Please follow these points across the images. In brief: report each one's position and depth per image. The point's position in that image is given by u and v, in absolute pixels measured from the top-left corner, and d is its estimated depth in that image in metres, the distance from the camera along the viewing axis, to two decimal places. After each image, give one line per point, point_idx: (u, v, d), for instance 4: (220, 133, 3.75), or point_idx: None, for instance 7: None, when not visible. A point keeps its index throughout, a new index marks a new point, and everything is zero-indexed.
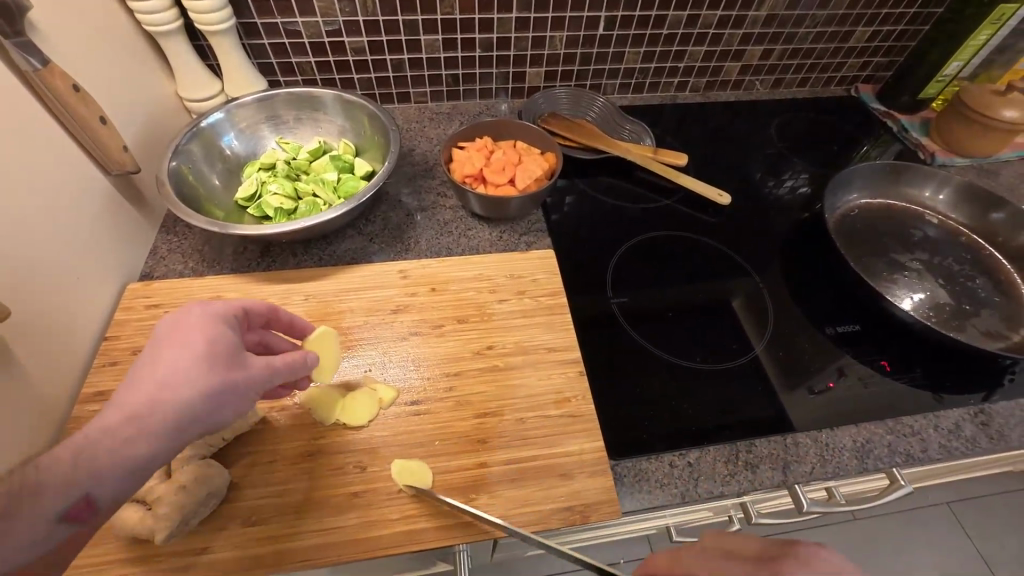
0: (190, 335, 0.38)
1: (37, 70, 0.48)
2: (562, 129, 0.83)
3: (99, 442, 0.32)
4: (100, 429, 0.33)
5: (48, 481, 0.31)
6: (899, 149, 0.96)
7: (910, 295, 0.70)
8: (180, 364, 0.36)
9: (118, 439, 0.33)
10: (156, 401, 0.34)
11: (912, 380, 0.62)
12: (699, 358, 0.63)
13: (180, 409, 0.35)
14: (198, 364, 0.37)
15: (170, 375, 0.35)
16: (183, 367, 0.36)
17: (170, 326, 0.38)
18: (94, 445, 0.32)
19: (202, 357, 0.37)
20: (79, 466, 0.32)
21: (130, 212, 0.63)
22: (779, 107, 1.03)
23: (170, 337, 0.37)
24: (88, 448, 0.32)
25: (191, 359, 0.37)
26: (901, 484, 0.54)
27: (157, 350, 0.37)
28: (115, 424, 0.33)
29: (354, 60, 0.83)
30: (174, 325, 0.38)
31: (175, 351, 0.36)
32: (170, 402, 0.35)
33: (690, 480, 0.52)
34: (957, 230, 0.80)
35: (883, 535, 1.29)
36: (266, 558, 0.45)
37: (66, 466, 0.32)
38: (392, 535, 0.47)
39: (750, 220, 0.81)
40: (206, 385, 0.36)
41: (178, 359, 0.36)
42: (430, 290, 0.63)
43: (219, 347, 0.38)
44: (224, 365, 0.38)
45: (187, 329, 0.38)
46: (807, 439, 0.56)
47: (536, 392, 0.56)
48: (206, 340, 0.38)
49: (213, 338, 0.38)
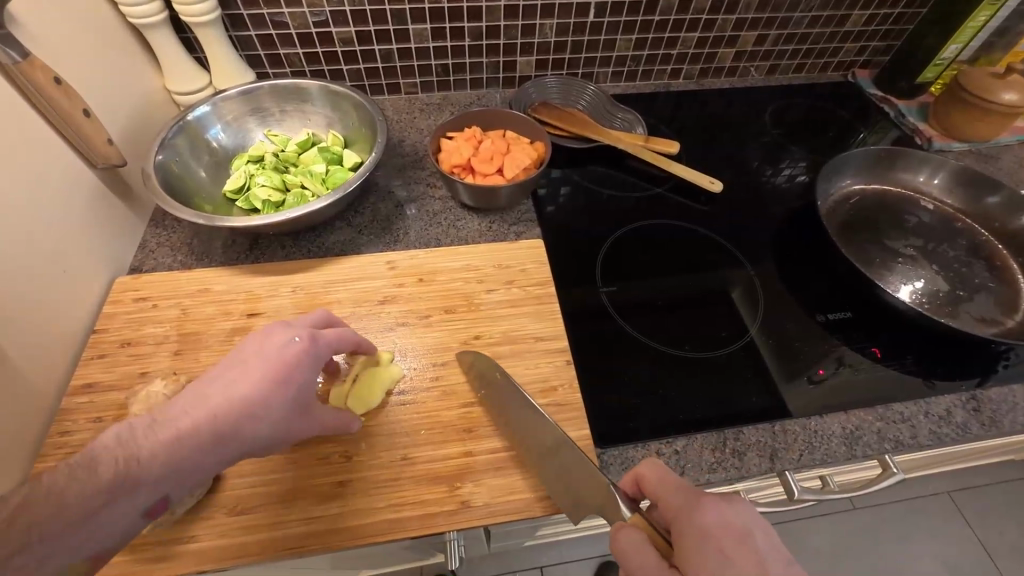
0: (292, 371, 0.40)
1: (17, 64, 0.47)
2: (553, 119, 0.82)
3: (189, 456, 0.35)
4: (195, 441, 0.35)
5: (141, 478, 0.33)
6: (896, 136, 0.95)
7: (903, 281, 0.70)
8: (274, 400, 0.38)
9: (203, 456, 0.35)
10: (244, 424, 0.37)
11: (903, 367, 0.61)
12: (688, 347, 0.62)
13: (260, 436, 0.38)
14: (285, 403, 0.39)
15: (262, 403, 0.38)
16: (274, 398, 0.38)
17: (275, 350, 0.40)
18: (184, 456, 0.34)
19: (292, 392, 0.39)
20: (168, 473, 0.34)
21: (119, 205, 0.63)
22: (775, 93, 1.02)
23: (274, 362, 0.39)
24: (184, 457, 0.34)
25: (283, 396, 0.39)
26: (893, 472, 0.54)
27: (257, 369, 0.39)
28: (207, 440, 0.35)
29: (343, 51, 0.82)
30: (280, 350, 0.40)
31: (274, 386, 0.38)
32: (251, 434, 0.37)
33: (677, 467, 0.52)
34: (953, 217, 0.79)
35: (883, 523, 1.29)
36: (252, 546, 0.45)
37: (159, 468, 0.34)
38: (378, 523, 0.47)
39: (742, 208, 0.81)
40: (283, 425, 0.39)
41: (272, 392, 0.38)
42: (418, 280, 0.63)
43: (305, 389, 0.41)
44: (302, 401, 0.41)
45: (290, 364, 0.40)
46: (795, 426, 0.56)
47: (522, 381, 0.56)
48: (300, 375, 0.40)
49: (305, 380, 0.41)
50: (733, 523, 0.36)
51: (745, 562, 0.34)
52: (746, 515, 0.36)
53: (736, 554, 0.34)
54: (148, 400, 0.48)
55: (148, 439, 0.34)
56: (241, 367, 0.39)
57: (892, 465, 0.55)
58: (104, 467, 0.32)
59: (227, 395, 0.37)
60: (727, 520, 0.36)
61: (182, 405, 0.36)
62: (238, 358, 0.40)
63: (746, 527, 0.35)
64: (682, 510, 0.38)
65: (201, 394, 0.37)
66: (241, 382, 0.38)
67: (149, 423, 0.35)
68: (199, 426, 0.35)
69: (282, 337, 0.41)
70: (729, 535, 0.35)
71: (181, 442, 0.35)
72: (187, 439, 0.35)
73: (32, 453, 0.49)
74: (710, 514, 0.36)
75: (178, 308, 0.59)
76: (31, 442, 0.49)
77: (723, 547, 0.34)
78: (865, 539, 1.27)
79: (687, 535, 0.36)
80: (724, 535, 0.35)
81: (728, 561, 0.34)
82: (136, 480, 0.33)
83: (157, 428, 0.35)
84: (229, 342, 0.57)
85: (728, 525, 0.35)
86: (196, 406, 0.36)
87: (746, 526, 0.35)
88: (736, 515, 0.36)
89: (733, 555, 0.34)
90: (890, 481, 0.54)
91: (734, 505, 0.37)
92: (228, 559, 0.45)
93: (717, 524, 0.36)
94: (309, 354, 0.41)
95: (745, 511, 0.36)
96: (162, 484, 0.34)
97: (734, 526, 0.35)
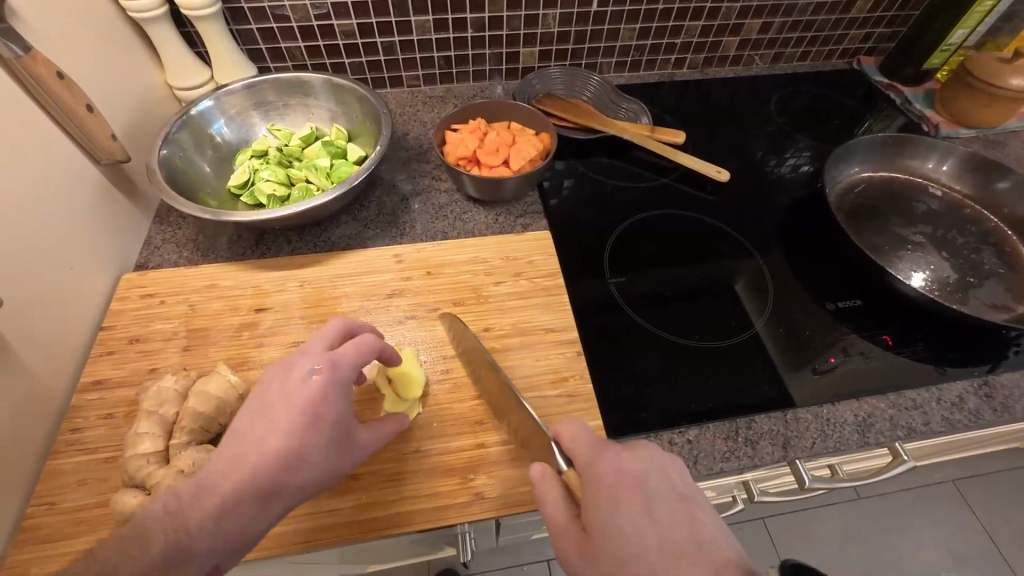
0: (317, 409, 0.40)
1: (19, 58, 0.47)
2: (558, 110, 0.81)
3: (235, 512, 0.36)
4: (235, 500, 0.36)
5: (195, 547, 0.35)
6: (903, 123, 0.94)
7: (912, 269, 0.69)
8: (305, 444, 0.39)
9: (249, 510, 0.37)
10: (283, 476, 0.38)
11: (914, 354, 0.61)
12: (698, 337, 0.62)
13: (301, 486, 0.39)
14: (319, 443, 0.40)
15: (296, 452, 0.39)
16: (308, 445, 0.39)
17: (297, 390, 0.40)
18: (230, 513, 0.36)
19: (325, 435, 0.40)
20: (217, 536, 0.36)
21: (123, 202, 0.63)
22: (780, 82, 1.01)
23: (300, 407, 0.39)
24: (227, 520, 0.36)
25: (316, 437, 0.40)
26: (904, 459, 0.54)
27: (285, 417, 0.39)
28: (248, 497, 0.37)
29: (344, 44, 0.81)
30: (302, 390, 0.40)
31: (303, 429, 0.39)
32: (292, 480, 0.38)
33: (690, 456, 0.52)
34: (962, 203, 0.78)
35: (889, 512, 1.29)
36: (267, 540, 0.45)
37: (207, 533, 0.35)
38: (392, 516, 0.47)
39: (749, 197, 0.80)
40: (325, 463, 0.40)
41: (305, 437, 0.39)
42: (425, 273, 0.63)
43: (337, 424, 0.41)
44: (338, 443, 0.41)
45: (317, 405, 0.40)
46: (807, 414, 0.56)
47: (533, 372, 0.55)
48: (329, 415, 0.40)
49: (334, 414, 0.41)
50: (628, 471, 0.35)
51: (633, 504, 0.33)
52: (644, 460, 0.36)
53: (625, 499, 0.34)
54: (158, 397, 0.47)
55: (197, 505, 0.36)
56: (269, 412, 0.40)
57: (903, 453, 0.54)
58: (155, 541, 0.35)
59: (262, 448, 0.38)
60: (621, 466, 0.36)
61: (220, 461, 0.38)
62: (266, 401, 0.40)
63: (642, 470, 0.35)
64: (582, 458, 0.38)
65: (236, 446, 0.39)
66: (272, 430, 0.39)
67: (194, 488, 0.37)
68: (238, 486, 0.37)
69: (301, 371, 0.41)
70: (622, 482, 0.35)
71: (225, 500, 0.36)
72: (230, 497, 0.36)
73: (44, 451, 0.49)
74: (604, 464, 0.36)
75: (186, 304, 0.59)
76: (43, 440, 0.49)
77: (615, 494, 0.34)
78: (871, 528, 1.27)
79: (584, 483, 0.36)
80: (616, 480, 0.35)
81: (617, 506, 0.34)
82: (188, 550, 0.35)
83: (202, 491, 0.37)
84: (238, 337, 0.56)
85: (622, 469, 0.35)
86: (231, 460, 0.38)
87: (640, 469, 0.35)
88: (632, 459, 0.36)
89: (623, 501, 0.34)
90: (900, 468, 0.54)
91: (630, 450, 0.37)
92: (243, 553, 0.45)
93: (611, 469, 0.36)
94: (329, 386, 0.41)
95: (643, 455, 0.36)
96: (216, 545, 0.36)
97: (630, 473, 0.35)
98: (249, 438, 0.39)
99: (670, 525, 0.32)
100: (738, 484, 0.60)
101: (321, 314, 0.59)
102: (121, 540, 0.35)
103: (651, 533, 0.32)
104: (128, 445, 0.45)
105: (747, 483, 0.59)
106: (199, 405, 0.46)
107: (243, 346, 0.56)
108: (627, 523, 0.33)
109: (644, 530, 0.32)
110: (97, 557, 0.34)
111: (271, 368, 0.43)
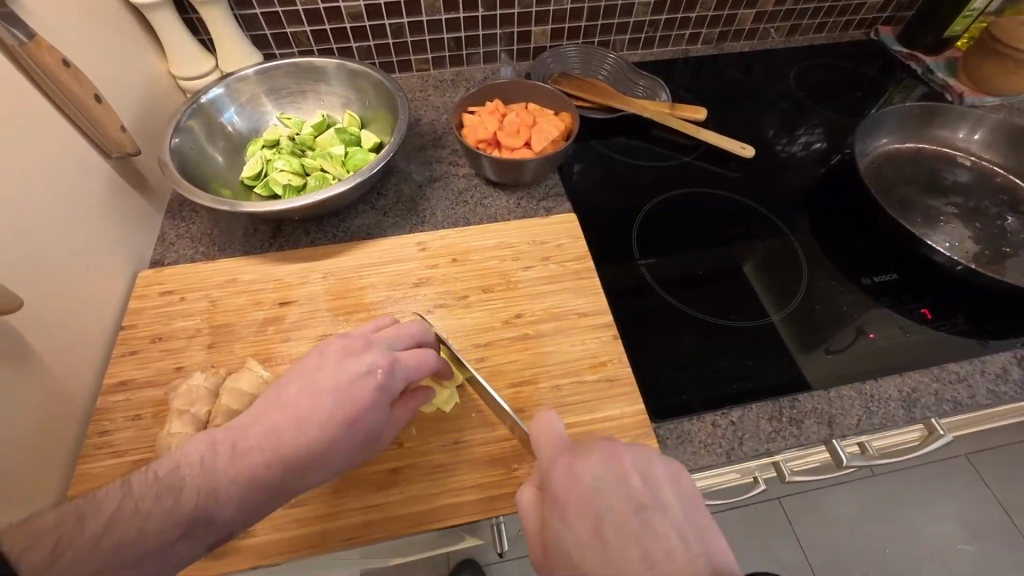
0: (362, 412, 0.40)
1: (23, 45, 0.44)
2: (575, 90, 0.79)
3: (257, 490, 0.37)
4: (261, 480, 0.37)
5: (217, 515, 0.35)
6: (925, 92, 0.92)
7: (947, 240, 0.68)
8: (337, 441, 0.39)
9: (268, 490, 0.37)
10: (308, 465, 0.38)
11: (955, 326, 0.60)
12: (734, 316, 0.61)
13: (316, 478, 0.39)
14: (350, 444, 0.40)
15: (326, 446, 0.39)
16: (339, 442, 0.39)
17: (349, 384, 0.41)
18: (253, 491, 0.36)
19: (355, 436, 0.40)
20: (237, 509, 0.36)
21: (134, 197, 0.61)
22: (796, 55, 0.98)
23: (346, 402, 0.40)
24: (249, 494, 0.36)
25: (348, 438, 0.40)
26: (940, 434, 0.54)
27: (329, 406, 0.40)
28: (273, 477, 0.37)
29: (352, 27, 0.78)
30: (353, 385, 0.41)
31: (343, 426, 0.40)
32: (310, 474, 0.39)
33: (734, 438, 0.51)
34: (992, 173, 0.77)
35: (905, 487, 1.28)
36: (310, 538, 0.44)
37: (230, 505, 0.36)
38: (439, 508, 0.46)
39: (774, 174, 0.78)
40: (345, 463, 0.40)
41: (340, 434, 0.39)
42: (452, 260, 0.61)
43: (370, 431, 0.41)
44: (363, 446, 0.41)
45: (362, 404, 0.40)
46: (850, 391, 0.54)
47: (570, 358, 0.54)
48: (366, 418, 0.41)
49: (372, 421, 0.41)
50: (578, 481, 0.34)
51: (582, 523, 0.33)
52: (596, 469, 0.35)
53: (574, 515, 0.33)
54: (189, 395, 0.46)
55: (228, 466, 0.36)
56: (318, 393, 0.40)
57: (939, 428, 0.54)
58: (187, 494, 0.35)
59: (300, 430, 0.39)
60: (575, 479, 0.35)
61: (259, 426, 0.38)
62: (317, 381, 0.41)
63: (594, 482, 0.34)
64: (543, 467, 0.37)
65: (277, 417, 0.39)
66: (315, 416, 0.39)
67: (229, 453, 0.37)
68: (265, 465, 0.37)
69: (360, 366, 0.42)
70: (573, 495, 0.34)
71: (253, 475, 0.37)
72: (257, 472, 0.37)
73: (72, 455, 0.48)
74: (555, 476, 0.35)
75: (207, 300, 0.57)
76: (70, 444, 0.48)
77: (566, 508, 0.34)
78: (889, 504, 1.26)
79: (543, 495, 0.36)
80: (569, 495, 0.34)
81: (566, 522, 0.33)
82: (212, 516, 0.35)
83: (237, 454, 0.37)
84: (263, 332, 0.55)
85: (575, 483, 0.34)
86: (270, 430, 0.38)
87: (592, 481, 0.34)
88: (585, 471, 0.35)
89: (570, 517, 0.33)
90: (939, 443, 0.54)
91: (582, 462, 0.35)
92: (286, 552, 0.43)
93: (564, 484, 0.35)
94: (379, 390, 0.41)
95: (595, 464, 0.35)
96: (230, 520, 0.36)
97: (580, 483, 0.34)
98: (291, 415, 0.39)
99: (616, 542, 0.31)
100: (767, 465, 0.57)
101: (347, 305, 0.57)
102: (157, 481, 0.35)
103: (599, 548, 0.31)
104: (162, 445, 0.44)
105: (777, 464, 0.55)
106: (232, 403, 0.45)
107: (270, 341, 0.54)
108: (573, 542, 0.32)
109: (588, 548, 0.31)
110: (133, 493, 0.34)
111: (333, 342, 0.44)
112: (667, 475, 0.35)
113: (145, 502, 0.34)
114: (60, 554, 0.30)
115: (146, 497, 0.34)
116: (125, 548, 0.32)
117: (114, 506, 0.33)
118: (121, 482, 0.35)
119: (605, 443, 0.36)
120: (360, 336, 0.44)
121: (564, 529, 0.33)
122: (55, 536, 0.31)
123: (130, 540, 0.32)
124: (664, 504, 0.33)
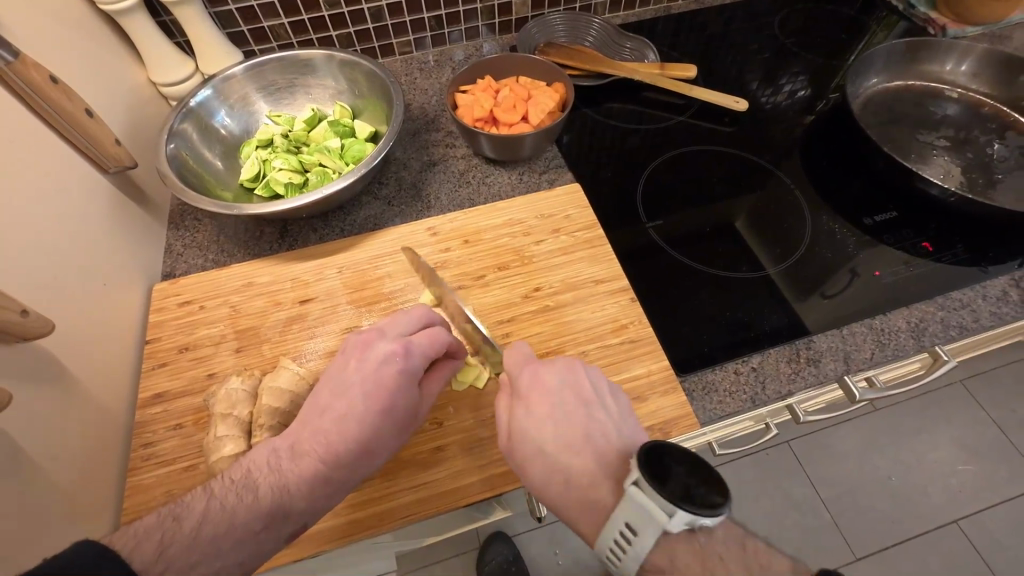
0: (394, 396, 0.42)
1: (9, 64, 0.43)
2: (563, 60, 0.79)
3: (322, 486, 0.39)
4: (324, 479, 0.39)
5: (294, 509, 0.38)
6: (907, 27, 0.92)
7: (942, 172, 0.69)
8: (377, 429, 0.41)
9: (334, 483, 0.39)
10: (360, 457, 0.40)
11: (954, 256, 0.62)
12: (746, 268, 0.62)
13: (367, 467, 0.41)
14: (392, 428, 0.42)
15: (368, 437, 0.41)
16: (377, 430, 0.41)
17: (372, 376, 0.42)
18: (319, 486, 0.39)
19: (393, 422, 0.42)
20: (312, 502, 0.39)
21: (136, 211, 0.60)
22: (776, 3, 0.98)
23: (373, 393, 0.42)
24: (321, 487, 0.39)
25: (387, 424, 0.42)
26: (945, 360, 0.53)
27: (358, 399, 0.41)
28: (332, 474, 0.39)
29: (330, 15, 0.77)
30: (375, 377, 0.42)
31: (380, 413, 0.41)
32: (367, 462, 0.41)
33: (757, 383, 0.53)
34: (979, 103, 0.78)
35: (906, 419, 1.33)
36: (366, 521, 0.46)
37: (304, 501, 0.38)
38: (485, 480, 0.48)
39: (768, 124, 0.79)
40: (390, 448, 0.43)
41: (380, 421, 0.41)
42: (464, 242, 0.62)
43: (408, 411, 0.43)
44: (401, 429, 0.43)
45: (392, 390, 0.42)
46: (861, 327, 0.57)
47: (592, 324, 0.56)
48: (398, 404, 0.42)
49: (406, 402, 0.43)
50: (542, 382, 0.40)
51: (542, 412, 0.39)
52: (559, 375, 0.40)
53: (536, 404, 0.39)
54: (229, 399, 0.47)
55: (292, 468, 0.39)
56: (349, 390, 0.42)
57: (944, 354, 0.54)
58: (264, 491, 0.37)
59: (341, 429, 0.40)
60: (539, 378, 0.40)
61: (307, 431, 0.40)
62: (345, 381, 0.42)
63: (557, 382, 0.40)
64: (511, 373, 0.42)
65: (320, 420, 0.41)
66: (353, 412, 0.41)
67: (291, 454, 0.39)
68: (324, 461, 0.39)
69: (378, 356, 0.43)
70: (537, 391, 0.40)
71: (315, 474, 0.39)
72: (319, 471, 0.39)
73: (121, 469, 0.49)
74: (523, 377, 0.40)
75: (226, 306, 0.57)
76: (118, 457, 0.49)
77: (528, 399, 0.39)
78: (890, 436, 1.31)
79: (510, 392, 0.41)
80: (533, 389, 0.40)
81: (529, 407, 0.39)
82: (288, 509, 0.38)
83: (297, 455, 0.39)
84: (287, 331, 0.55)
85: (539, 381, 0.40)
86: (319, 433, 0.40)
87: (554, 381, 0.40)
88: (547, 372, 0.40)
89: (533, 406, 0.39)
90: (945, 368, 0.53)
91: (549, 367, 0.41)
92: (343, 536, 0.45)
93: (530, 383, 0.40)
94: (404, 374, 0.43)
95: (558, 370, 0.41)
96: (304, 511, 0.38)
97: (545, 381, 0.40)
98: (331, 416, 0.41)
99: (567, 424, 0.38)
100: (781, 409, 0.55)
101: (366, 297, 0.58)
102: (234, 483, 0.37)
103: (553, 430, 0.38)
104: (210, 450, 0.46)
105: (792, 406, 0.54)
106: (273, 402, 0.46)
107: (296, 340, 0.55)
108: (533, 425, 0.38)
109: (544, 431, 0.38)
110: (216, 494, 0.36)
111: (348, 341, 0.45)
112: (613, 388, 0.41)
113: (230, 500, 0.36)
114: (167, 548, 0.32)
115: (228, 496, 0.36)
116: (221, 539, 0.34)
117: (204, 505, 0.35)
118: (202, 488, 0.37)
119: (566, 357, 0.42)
120: (373, 328, 0.46)
121: (526, 415, 0.39)
122: (159, 533, 0.32)
123: (223, 533, 0.34)
124: (608, 404, 0.40)
